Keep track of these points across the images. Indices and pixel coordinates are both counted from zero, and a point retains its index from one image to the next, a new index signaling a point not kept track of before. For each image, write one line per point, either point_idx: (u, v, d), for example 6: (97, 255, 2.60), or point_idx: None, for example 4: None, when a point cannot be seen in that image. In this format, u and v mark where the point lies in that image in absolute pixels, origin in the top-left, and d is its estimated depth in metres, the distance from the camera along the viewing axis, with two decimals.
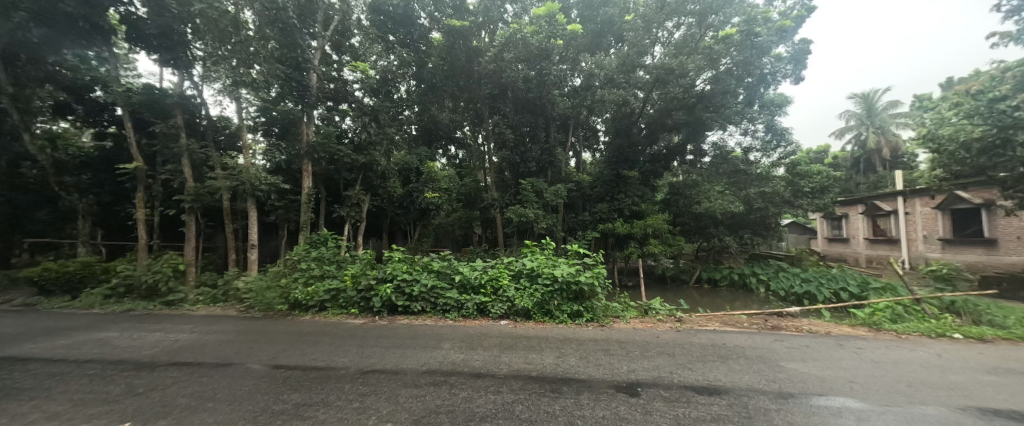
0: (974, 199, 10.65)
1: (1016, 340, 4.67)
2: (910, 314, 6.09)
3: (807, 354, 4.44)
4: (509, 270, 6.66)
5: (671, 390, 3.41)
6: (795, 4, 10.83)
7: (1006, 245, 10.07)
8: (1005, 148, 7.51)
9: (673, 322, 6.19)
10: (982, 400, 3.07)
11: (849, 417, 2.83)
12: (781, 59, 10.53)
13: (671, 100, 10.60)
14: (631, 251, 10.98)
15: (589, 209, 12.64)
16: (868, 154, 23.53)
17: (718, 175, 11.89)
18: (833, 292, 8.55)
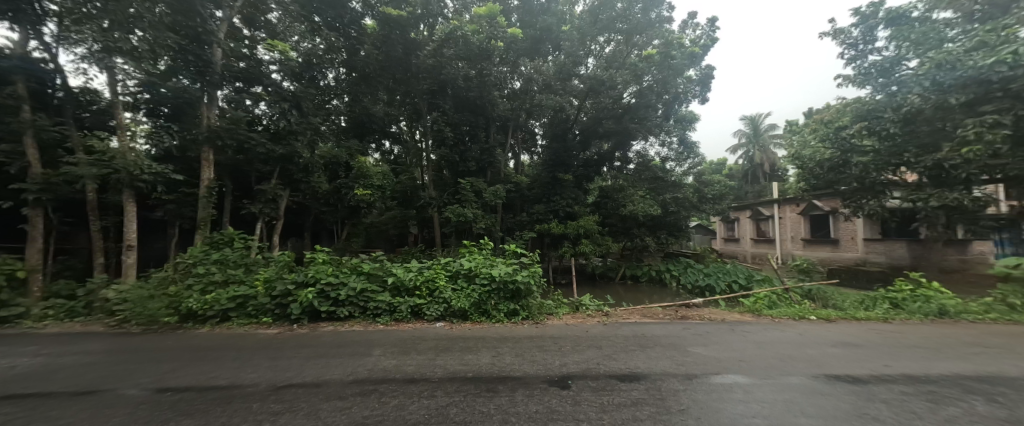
0: (826, 207, 13.31)
1: (851, 319, 5.94)
2: (781, 301, 7.40)
3: (708, 339, 5.12)
4: (446, 270, 6.52)
5: (598, 381, 3.66)
6: (702, 34, 12.38)
7: (846, 244, 12.75)
8: (845, 168, 9.55)
9: (601, 316, 6.67)
10: (828, 367, 3.86)
11: (738, 391, 3.35)
12: (691, 81, 11.99)
13: (602, 110, 11.53)
14: (565, 251, 11.58)
15: (527, 210, 12.99)
16: (753, 168, 28.05)
17: (640, 181, 13.09)
18: (727, 285, 10.00)
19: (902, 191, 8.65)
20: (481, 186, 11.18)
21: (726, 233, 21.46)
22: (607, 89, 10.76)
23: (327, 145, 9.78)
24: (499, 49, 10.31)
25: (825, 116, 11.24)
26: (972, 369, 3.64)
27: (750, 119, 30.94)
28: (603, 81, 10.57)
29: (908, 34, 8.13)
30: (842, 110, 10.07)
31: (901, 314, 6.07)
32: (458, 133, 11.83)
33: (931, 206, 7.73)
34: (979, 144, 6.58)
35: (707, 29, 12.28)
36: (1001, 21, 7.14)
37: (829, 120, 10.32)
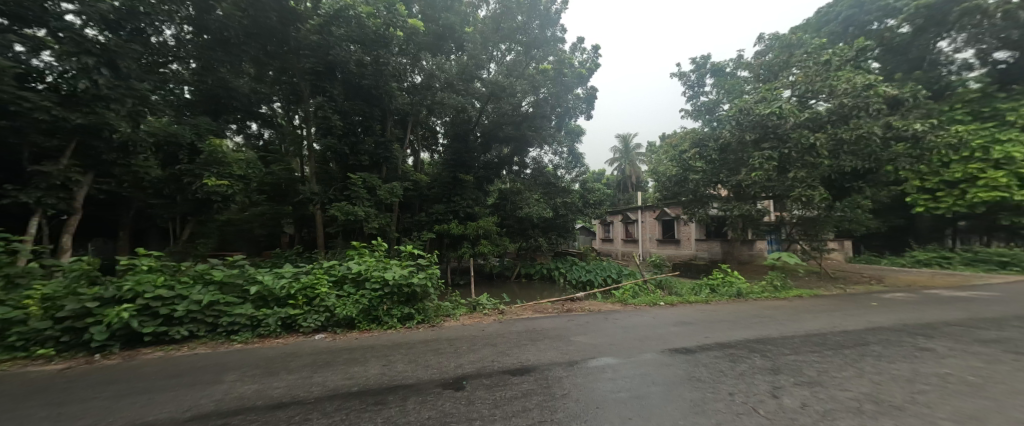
0: (674, 213, 16.52)
1: (686, 302, 7.54)
2: (642, 291, 8.90)
3: (588, 327, 5.82)
4: (330, 275, 5.80)
5: (492, 377, 3.76)
6: (588, 58, 13.98)
7: (687, 243, 16.06)
8: (683, 182, 12.08)
9: (497, 315, 6.91)
10: (672, 342, 4.82)
11: (609, 371, 3.91)
12: (578, 99, 13.48)
13: (502, 115, 12.05)
14: (463, 251, 11.66)
15: (427, 210, 12.61)
16: (624, 179, 33.20)
17: (535, 185, 14.07)
18: (603, 279, 11.57)
19: (720, 202, 11.43)
20: (375, 182, 10.32)
21: (603, 234, 24.68)
22: (507, 95, 11.17)
23: (161, 120, 7.66)
24: (398, 39, 9.80)
25: (672, 140, 14.19)
26: (754, 334, 5.04)
27: (623, 137, 36.23)
28: (502, 87, 10.91)
29: (723, 85, 12.01)
30: (682, 137, 12.94)
31: (717, 296, 7.98)
32: (351, 124, 10.66)
33: (735, 214, 10.35)
34: (761, 169, 9.19)
35: (592, 54, 13.96)
36: (774, 83, 9.97)
37: (675, 144, 13.09)
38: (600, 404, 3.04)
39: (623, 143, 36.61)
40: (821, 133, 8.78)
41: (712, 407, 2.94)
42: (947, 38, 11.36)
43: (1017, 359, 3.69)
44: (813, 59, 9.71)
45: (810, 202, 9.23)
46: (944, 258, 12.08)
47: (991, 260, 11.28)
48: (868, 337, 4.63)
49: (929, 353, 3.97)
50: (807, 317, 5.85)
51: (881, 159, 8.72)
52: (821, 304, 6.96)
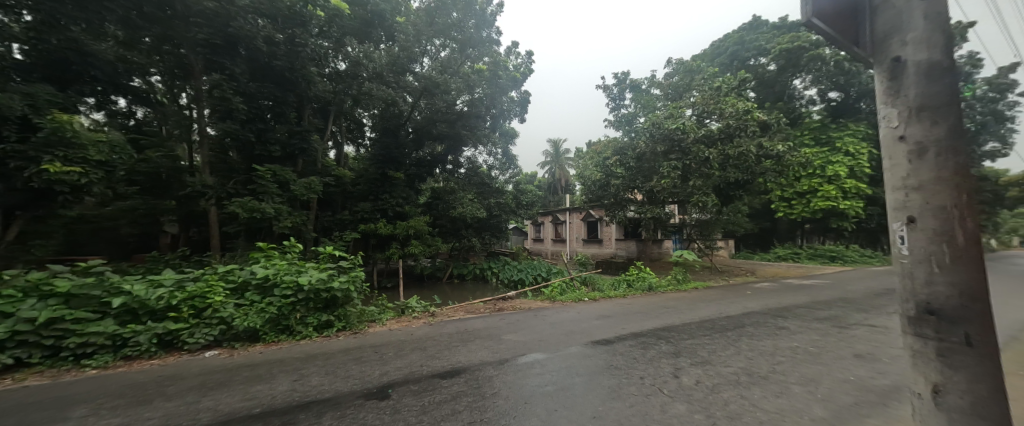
0: (599, 215, 17.83)
1: (605, 297, 8.20)
2: (568, 288, 9.42)
3: (518, 325, 5.96)
4: (227, 282, 5.04)
5: (420, 383, 3.62)
6: (523, 63, 14.35)
7: (609, 242, 17.53)
8: (605, 187, 13.01)
9: (427, 317, 6.71)
10: (593, 335, 5.21)
11: (537, 366, 4.06)
12: (513, 102, 13.74)
13: (436, 112, 11.70)
14: (392, 253, 11.04)
15: (351, 208, 11.66)
16: (554, 181, 34.85)
17: (469, 185, 13.94)
18: (534, 277, 12.16)
19: (635, 206, 12.42)
20: (288, 176, 9.14)
21: (534, 234, 25.45)
22: (440, 91, 11.08)
23: None
24: (319, 19, 8.93)
25: (597, 148, 15.36)
26: (661, 323, 5.68)
27: (554, 143, 37.84)
28: (436, 82, 10.87)
29: (641, 100, 13.17)
30: (604, 145, 14.06)
31: (632, 291, 8.84)
32: (258, 108, 9.32)
33: (649, 217, 11.55)
34: (668, 177, 10.67)
35: (526, 60, 14.33)
36: (679, 103, 11.44)
37: (599, 151, 14.14)
38: (528, 399, 3.14)
39: (554, 148, 38.44)
40: (712, 149, 10.36)
41: (627, 392, 3.25)
42: (799, 78, 14.21)
43: (839, 330, 4.81)
44: (706, 84, 11.50)
45: (706, 207, 10.76)
46: (797, 253, 15.12)
47: (825, 254, 14.53)
48: (744, 320, 5.58)
49: (785, 330, 4.94)
50: (701, 306, 6.79)
51: (755, 172, 10.59)
52: (713, 294, 8.14)
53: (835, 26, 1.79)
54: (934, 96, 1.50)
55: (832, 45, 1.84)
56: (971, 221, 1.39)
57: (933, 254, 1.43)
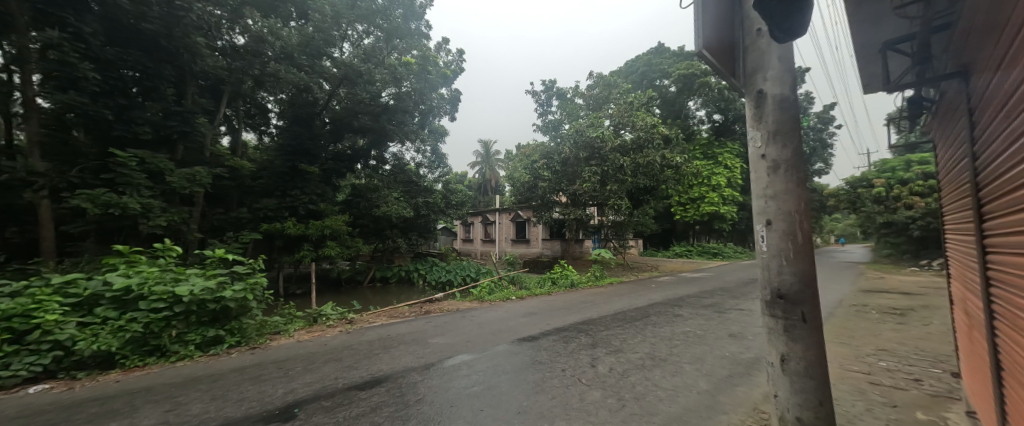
0: (527, 216, 18.49)
1: (530, 295, 8.53)
2: (496, 287, 9.58)
3: (445, 328, 5.84)
4: (68, 296, 4.04)
5: (334, 397, 3.30)
6: (454, 60, 14.17)
7: (536, 242, 18.31)
8: (533, 189, 13.42)
9: (344, 325, 6.21)
10: (519, 332, 5.37)
11: (464, 367, 4.03)
12: (442, 99, 13.49)
13: (357, 103, 10.87)
14: (303, 255, 9.84)
15: (252, 205, 10.15)
16: (485, 182, 35.16)
17: (395, 183, 13.24)
18: (463, 278, 12.17)
19: (560, 208, 13.06)
20: (165, 164, 7.52)
21: (463, 235, 25.20)
22: (363, 82, 10.39)
23: None
24: None
25: (525, 150, 15.92)
26: (580, 317, 6.11)
27: (485, 144, 38.07)
28: (358, 71, 10.16)
29: (566, 108, 13.92)
30: (531, 148, 14.57)
31: (556, 288, 9.37)
32: (117, 79, 7.17)
33: (572, 218, 12.34)
34: (589, 181, 11.61)
35: (457, 58, 14.17)
36: (599, 113, 12.47)
37: (527, 153, 14.65)
38: (454, 402, 3.09)
39: (485, 148, 38.72)
40: (625, 157, 11.56)
41: (549, 385, 3.41)
42: (693, 100, 16.64)
43: (718, 315, 5.74)
44: (621, 99, 12.80)
45: (620, 209, 11.90)
46: (690, 251, 17.63)
47: (709, 251, 17.30)
48: (649, 310, 6.30)
49: (680, 317, 5.72)
50: (614, 300, 7.46)
51: (659, 179, 12.09)
52: (624, 288, 9.06)
53: (717, 58, 2.11)
54: (783, 124, 1.91)
55: (715, 75, 2.21)
56: (804, 224, 1.85)
57: (784, 249, 1.84)
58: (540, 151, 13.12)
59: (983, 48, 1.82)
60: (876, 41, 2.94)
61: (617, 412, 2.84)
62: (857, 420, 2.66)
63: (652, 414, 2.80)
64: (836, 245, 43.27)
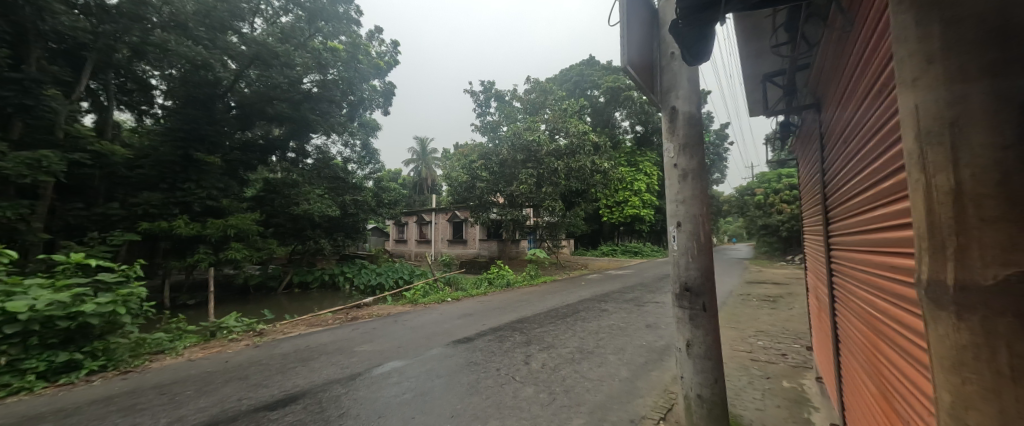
0: (464, 216, 18.32)
1: (465, 297, 8.46)
2: (432, 289, 9.31)
3: (375, 334, 5.49)
4: None
5: (237, 422, 2.88)
6: (388, 51, 13.45)
7: (473, 243, 18.24)
8: (471, 190, 13.23)
9: (252, 338, 5.49)
10: (454, 334, 5.29)
11: (394, 374, 3.83)
12: (375, 91, 12.73)
13: (273, 88, 9.62)
14: (198, 258, 8.36)
15: (127, 199, 8.28)
16: (421, 181, 33.96)
17: (319, 179, 12.08)
18: (395, 280, 11.64)
19: (497, 209, 13.10)
20: None
21: (396, 235, 23.98)
22: (280, 64, 9.28)
23: None
24: None
25: (462, 150, 15.77)
26: (515, 316, 6.23)
27: (421, 141, 36.81)
28: (273, 51, 9.01)
29: (504, 111, 14.06)
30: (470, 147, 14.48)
31: (492, 288, 9.45)
32: None
33: (509, 219, 12.55)
34: (525, 183, 11.95)
35: (391, 49, 13.44)
36: (536, 118, 12.89)
37: (465, 153, 14.53)
38: (382, 413, 2.92)
39: (422, 146, 37.44)
40: (559, 162, 12.18)
41: (484, 385, 3.41)
42: (620, 112, 18.12)
43: (637, 308, 6.33)
44: (556, 106, 13.45)
45: (554, 210, 12.49)
46: (615, 250, 19.14)
47: (631, 250, 19.03)
48: (578, 306, 6.69)
49: (605, 311, 6.16)
50: (546, 298, 7.75)
51: (589, 183, 12.92)
52: (555, 286, 9.51)
53: (642, 76, 2.39)
54: None
55: (639, 90, 2.43)
56: (705, 224, 2.38)
57: (689, 248, 2.37)
58: (479, 152, 13.09)
59: (829, 85, 2.32)
60: (756, 71, 3.51)
61: (548, 406, 2.96)
62: (741, 392, 3.14)
63: (580, 404, 2.97)
64: (727, 243, 51.08)
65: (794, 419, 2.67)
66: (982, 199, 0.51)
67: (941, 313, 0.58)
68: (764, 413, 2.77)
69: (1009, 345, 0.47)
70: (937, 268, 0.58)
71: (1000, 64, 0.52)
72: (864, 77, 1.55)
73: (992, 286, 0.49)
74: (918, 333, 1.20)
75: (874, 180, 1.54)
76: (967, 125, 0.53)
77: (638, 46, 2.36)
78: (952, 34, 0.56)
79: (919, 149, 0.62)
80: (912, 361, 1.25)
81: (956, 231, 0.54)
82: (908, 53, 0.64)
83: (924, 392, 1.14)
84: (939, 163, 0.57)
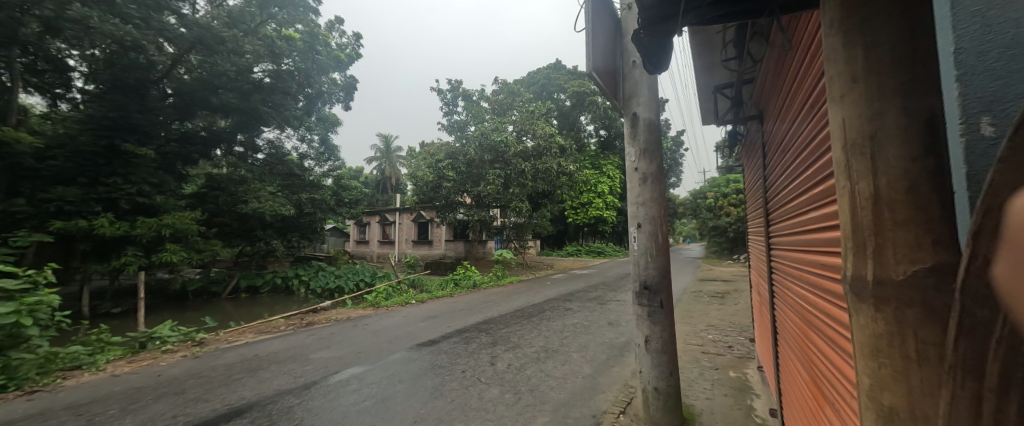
0: (429, 217, 17.97)
1: (430, 299, 8.31)
2: (395, 292, 9.05)
3: (332, 340, 5.22)
4: None
5: None
6: (350, 43, 12.86)
7: (438, 244, 17.93)
8: (437, 190, 12.98)
9: (190, 348, 5.02)
10: (418, 337, 5.17)
11: (353, 381, 3.67)
12: (334, 85, 12.15)
13: (216, 75, 8.79)
14: (126, 261, 7.44)
15: (37, 195, 7.03)
16: (385, 179, 32.80)
17: (271, 176, 11.28)
18: (356, 283, 11.23)
19: (464, 209, 12.95)
20: None
21: (358, 236, 22.98)
22: (227, 51, 8.58)
23: None
24: None
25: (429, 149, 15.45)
26: (481, 317, 6.22)
27: (385, 138, 35.61)
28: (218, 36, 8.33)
29: (471, 110, 13.99)
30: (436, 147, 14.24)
31: (458, 289, 9.35)
32: None
33: (476, 219, 12.48)
34: (493, 183, 11.96)
35: (353, 41, 12.86)
36: (504, 120, 12.95)
37: (431, 152, 14.25)
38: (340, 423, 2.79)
39: (387, 143, 36.22)
40: (526, 163, 12.31)
41: (449, 388, 3.35)
42: (585, 116, 18.65)
43: (599, 306, 6.55)
44: (523, 108, 13.61)
45: (521, 211, 12.60)
46: (580, 250, 19.69)
47: (594, 250, 19.67)
48: (544, 306, 6.79)
49: (569, 310, 6.30)
50: (512, 298, 7.81)
51: (555, 185, 13.18)
52: (521, 287, 9.61)
53: (605, 82, 2.46)
54: None
55: (603, 95, 2.50)
56: (662, 226, 2.53)
57: (649, 248, 2.50)
58: (445, 151, 12.91)
59: (770, 99, 2.55)
60: (707, 83, 3.76)
61: (513, 406, 2.97)
62: (693, 383, 3.35)
63: (543, 402, 3.01)
64: (681, 243, 54.40)
65: (738, 406, 2.89)
66: (895, 203, 0.59)
67: (861, 305, 0.64)
68: (712, 402, 2.96)
69: (915, 332, 0.54)
70: (857, 265, 0.65)
71: (909, 87, 0.60)
72: (800, 93, 1.71)
73: (904, 281, 0.56)
74: (843, 324, 1.35)
75: (808, 187, 1.71)
76: (883, 139, 0.61)
77: (602, 52, 2.42)
78: (872, 55, 0.63)
79: (840, 161, 0.70)
80: (838, 349, 1.40)
81: (873, 232, 0.61)
82: (833, 72, 0.71)
83: (848, 376, 1.28)
84: (861, 172, 0.64)
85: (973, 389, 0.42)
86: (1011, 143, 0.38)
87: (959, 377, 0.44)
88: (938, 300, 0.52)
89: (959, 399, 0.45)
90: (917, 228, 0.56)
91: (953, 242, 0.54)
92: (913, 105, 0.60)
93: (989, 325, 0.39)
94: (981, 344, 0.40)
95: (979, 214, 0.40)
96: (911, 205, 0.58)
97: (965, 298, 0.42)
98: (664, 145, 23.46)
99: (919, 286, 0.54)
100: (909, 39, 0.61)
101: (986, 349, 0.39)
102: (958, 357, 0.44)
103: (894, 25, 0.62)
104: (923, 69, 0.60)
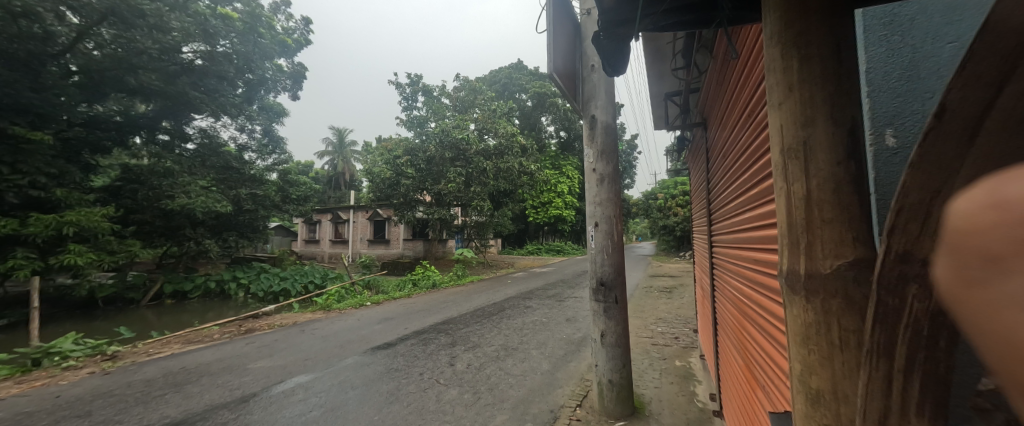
0: (386, 215, 17.31)
1: (386, 300, 7.99)
2: (348, 293, 8.63)
3: (276, 347, 4.83)
4: None
5: None
6: (298, 27, 11.93)
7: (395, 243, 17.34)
8: (394, 186, 12.43)
9: (101, 363, 4.40)
10: (373, 340, 4.96)
11: (300, 391, 3.41)
12: (280, 72, 11.26)
13: (133, 51, 7.53)
14: (14, 265, 6.27)
15: None
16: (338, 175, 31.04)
17: (203, 169, 10.17)
18: (303, 286, 10.55)
19: (424, 207, 12.59)
20: None
21: (307, 235, 21.54)
22: (147, 26, 7.39)
23: None
24: None
25: (387, 144, 14.87)
26: (440, 317, 6.11)
27: (338, 132, 33.65)
28: (135, 8, 7.03)
29: (432, 106, 13.68)
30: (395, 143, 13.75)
31: (417, 289, 9.12)
32: None
33: (436, 218, 12.20)
34: (454, 182, 11.81)
35: (303, 26, 11.96)
36: (466, 118, 12.83)
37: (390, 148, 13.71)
38: None
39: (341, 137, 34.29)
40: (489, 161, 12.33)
41: (405, 392, 3.24)
42: (546, 117, 18.98)
43: (558, 303, 6.73)
44: (485, 106, 13.61)
45: (483, 210, 12.54)
46: (540, 249, 20.08)
47: (552, 249, 20.14)
48: (503, 304, 6.83)
49: (529, 308, 6.39)
50: (473, 297, 7.76)
51: (516, 184, 13.28)
52: (482, 285, 9.59)
53: (566, 84, 2.52)
54: None
55: (563, 97, 2.55)
56: (618, 224, 2.63)
57: (605, 246, 2.59)
58: (405, 147, 12.45)
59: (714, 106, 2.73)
60: (660, 89, 3.96)
61: (471, 406, 2.94)
62: (644, 373, 3.53)
63: (503, 401, 3.02)
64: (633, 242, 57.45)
65: (682, 392, 3.10)
66: (823, 204, 0.65)
67: (791, 296, 0.70)
68: (660, 389, 3.15)
69: (837, 320, 0.61)
70: (787, 261, 0.70)
71: (835, 97, 0.65)
72: (740, 102, 1.86)
73: (830, 274, 0.62)
74: (776, 316, 1.46)
75: (746, 188, 1.87)
76: (814, 146, 0.66)
77: (563, 54, 2.46)
78: (807, 65, 0.68)
79: (774, 165, 0.75)
80: (770, 339, 1.53)
81: (803, 229, 0.66)
82: (771, 81, 0.76)
83: (780, 364, 1.40)
84: (795, 174, 0.69)
85: (884, 371, 0.49)
86: (920, 152, 0.45)
87: (874, 359, 0.50)
88: (856, 292, 0.59)
89: (874, 379, 0.50)
90: (842, 225, 0.63)
91: (867, 240, 0.61)
92: (839, 113, 0.66)
93: (903, 313, 0.45)
94: (896, 330, 0.47)
95: (896, 215, 0.47)
96: (835, 206, 0.64)
97: (880, 290, 0.48)
98: (619, 148, 24.72)
99: (842, 279, 0.61)
100: (837, 52, 0.67)
101: (900, 334, 0.46)
102: (875, 343, 0.50)
103: (825, 38, 0.67)
104: (846, 81, 0.66)
